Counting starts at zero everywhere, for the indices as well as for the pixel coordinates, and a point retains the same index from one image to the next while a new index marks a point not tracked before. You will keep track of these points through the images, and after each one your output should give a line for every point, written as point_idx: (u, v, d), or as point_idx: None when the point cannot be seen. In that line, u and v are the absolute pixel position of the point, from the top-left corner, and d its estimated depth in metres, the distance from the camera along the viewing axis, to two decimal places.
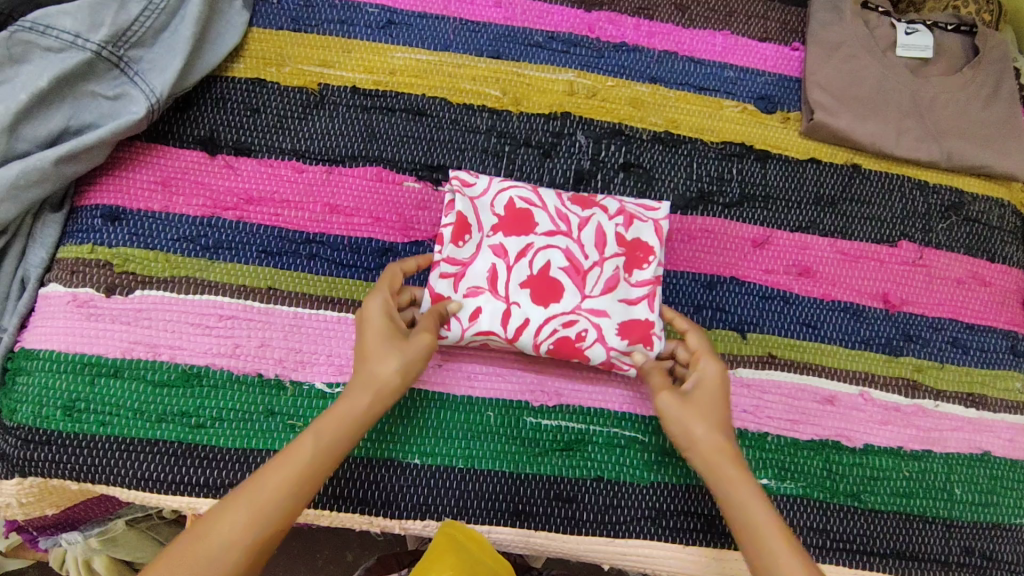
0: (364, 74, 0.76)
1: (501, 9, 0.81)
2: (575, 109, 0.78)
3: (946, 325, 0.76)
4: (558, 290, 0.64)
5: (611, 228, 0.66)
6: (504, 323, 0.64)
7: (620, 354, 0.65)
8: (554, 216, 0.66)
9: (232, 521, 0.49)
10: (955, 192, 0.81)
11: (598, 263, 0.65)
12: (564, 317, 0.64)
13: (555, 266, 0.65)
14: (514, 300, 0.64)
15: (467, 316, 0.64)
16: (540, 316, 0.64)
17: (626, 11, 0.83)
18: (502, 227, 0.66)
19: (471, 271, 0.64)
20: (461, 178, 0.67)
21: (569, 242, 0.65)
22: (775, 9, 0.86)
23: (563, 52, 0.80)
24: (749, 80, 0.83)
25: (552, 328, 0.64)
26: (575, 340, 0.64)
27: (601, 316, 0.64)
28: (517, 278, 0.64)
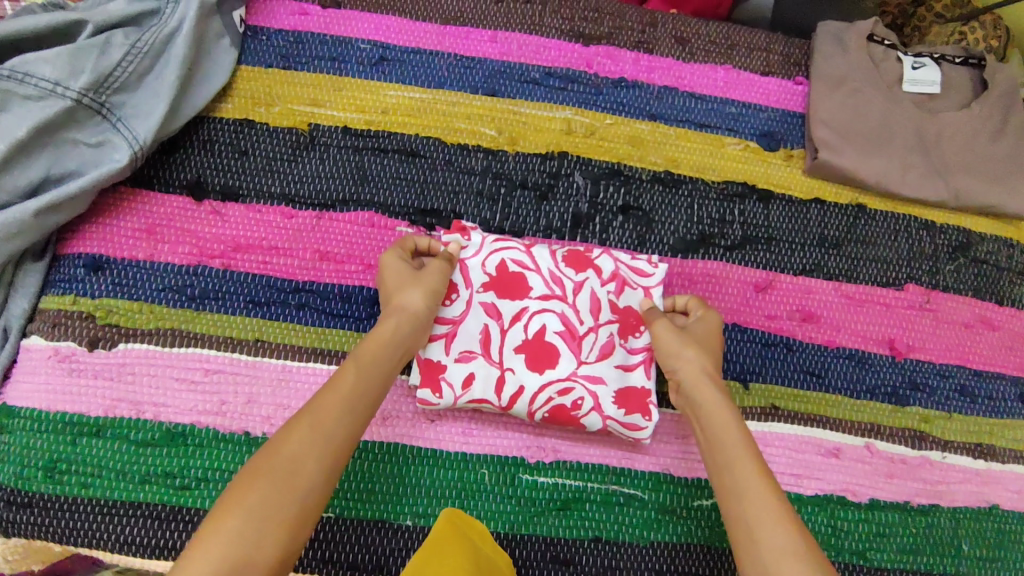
0: (355, 114, 0.74)
1: (496, 45, 0.79)
2: (573, 148, 0.76)
3: (954, 372, 0.74)
4: (553, 356, 0.64)
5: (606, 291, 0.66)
6: (498, 390, 0.63)
7: (616, 422, 0.63)
8: (550, 278, 0.65)
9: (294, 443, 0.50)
10: (963, 232, 0.79)
11: (592, 328, 0.65)
12: (558, 385, 0.63)
13: (549, 330, 0.64)
14: (508, 366, 0.63)
15: (458, 382, 0.63)
16: (534, 383, 0.63)
17: (625, 46, 0.81)
18: (497, 289, 0.65)
19: (464, 332, 0.64)
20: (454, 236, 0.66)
21: (565, 305, 0.65)
22: (778, 42, 0.84)
23: (561, 89, 0.78)
24: (751, 116, 0.81)
25: (548, 395, 0.63)
26: (570, 408, 0.63)
27: (596, 384, 0.63)
28: (512, 343, 0.64)
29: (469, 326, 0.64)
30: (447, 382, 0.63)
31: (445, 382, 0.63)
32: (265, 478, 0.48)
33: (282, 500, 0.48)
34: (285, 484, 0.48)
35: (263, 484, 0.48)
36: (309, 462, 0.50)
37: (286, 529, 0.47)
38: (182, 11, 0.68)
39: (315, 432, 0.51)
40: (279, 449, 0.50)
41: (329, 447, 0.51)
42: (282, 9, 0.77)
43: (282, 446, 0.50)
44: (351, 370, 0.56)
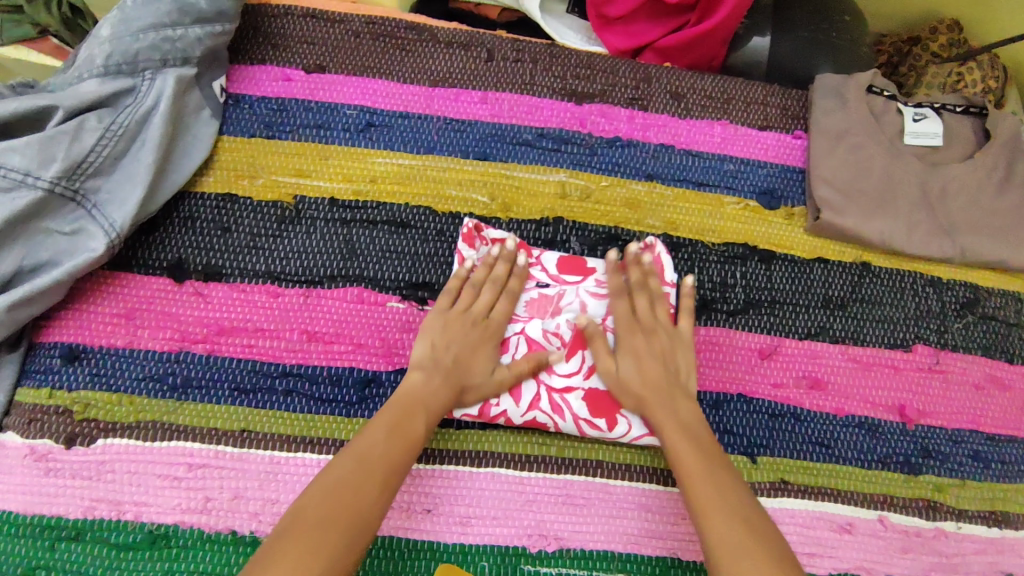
0: (342, 184, 0.72)
1: (487, 105, 0.77)
2: (568, 213, 0.74)
3: (967, 437, 0.72)
4: (578, 345, 0.68)
5: (596, 284, 0.71)
6: (533, 392, 0.65)
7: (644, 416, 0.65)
8: (533, 270, 0.71)
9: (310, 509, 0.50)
10: (969, 288, 0.77)
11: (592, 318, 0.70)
12: (584, 369, 0.67)
13: (545, 329, 0.68)
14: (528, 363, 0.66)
15: (509, 396, 0.65)
16: (561, 369, 0.67)
17: (619, 103, 0.79)
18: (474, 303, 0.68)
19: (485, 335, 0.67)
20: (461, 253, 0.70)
21: (547, 289, 0.70)
22: (775, 95, 0.82)
23: (554, 150, 0.76)
24: (749, 173, 0.79)
25: (577, 382, 0.66)
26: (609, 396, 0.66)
27: None
28: (530, 341, 0.68)
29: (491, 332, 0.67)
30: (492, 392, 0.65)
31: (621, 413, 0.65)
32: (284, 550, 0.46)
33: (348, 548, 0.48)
34: (338, 526, 0.49)
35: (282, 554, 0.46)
36: (374, 507, 0.52)
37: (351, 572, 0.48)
38: (157, 90, 0.66)
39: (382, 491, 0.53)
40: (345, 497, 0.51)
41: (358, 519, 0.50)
42: (265, 76, 0.75)
43: (345, 497, 0.51)
44: (417, 424, 0.58)
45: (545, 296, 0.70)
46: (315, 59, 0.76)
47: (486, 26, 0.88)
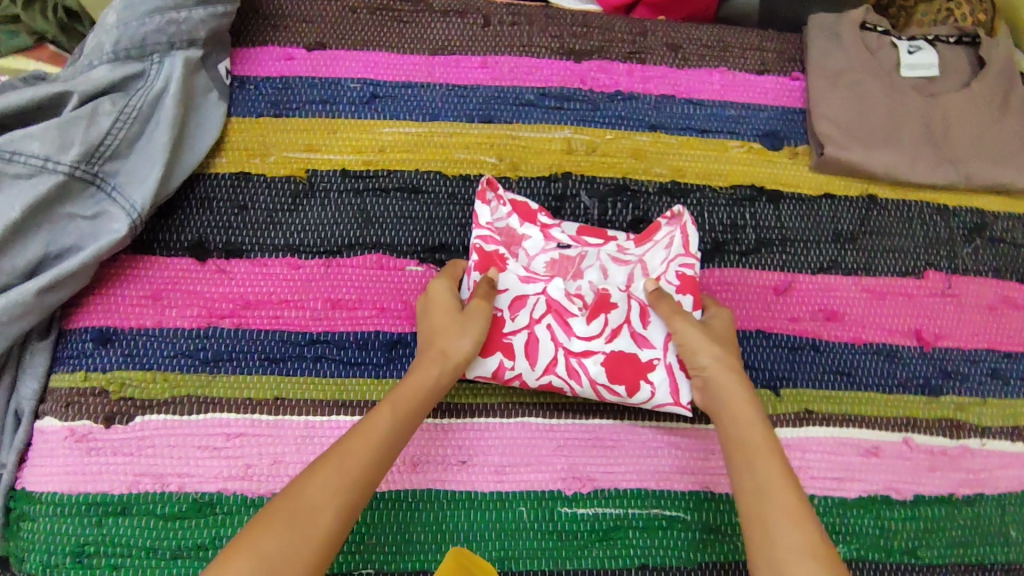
0: (352, 155, 0.73)
1: (488, 69, 0.78)
2: (576, 168, 0.75)
3: (985, 356, 0.72)
4: (600, 308, 0.65)
5: (618, 249, 0.69)
6: (550, 355, 0.63)
7: (668, 381, 0.63)
8: (553, 232, 0.69)
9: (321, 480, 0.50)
10: (976, 213, 0.78)
11: (615, 284, 0.68)
12: (605, 332, 0.64)
13: (565, 291, 0.66)
14: (546, 324, 0.64)
15: (524, 358, 0.63)
16: (580, 332, 0.64)
17: (617, 58, 0.80)
18: (488, 262, 0.67)
19: (502, 293, 0.66)
20: (478, 212, 0.69)
21: (567, 250, 0.69)
22: (770, 39, 0.83)
23: (557, 109, 0.77)
24: (751, 117, 0.80)
25: (597, 346, 0.63)
26: (631, 359, 0.63)
27: (642, 326, 0.65)
28: (550, 301, 0.65)
29: (506, 292, 0.66)
30: (508, 354, 0.64)
31: (644, 378, 0.63)
32: (276, 522, 0.47)
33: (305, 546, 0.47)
34: (299, 527, 0.47)
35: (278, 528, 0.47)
36: (328, 505, 0.49)
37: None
38: (166, 73, 0.68)
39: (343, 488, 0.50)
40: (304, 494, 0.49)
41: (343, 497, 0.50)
42: (268, 57, 0.76)
43: (300, 491, 0.49)
44: (382, 412, 0.55)
45: (565, 258, 0.69)
46: (316, 36, 0.77)
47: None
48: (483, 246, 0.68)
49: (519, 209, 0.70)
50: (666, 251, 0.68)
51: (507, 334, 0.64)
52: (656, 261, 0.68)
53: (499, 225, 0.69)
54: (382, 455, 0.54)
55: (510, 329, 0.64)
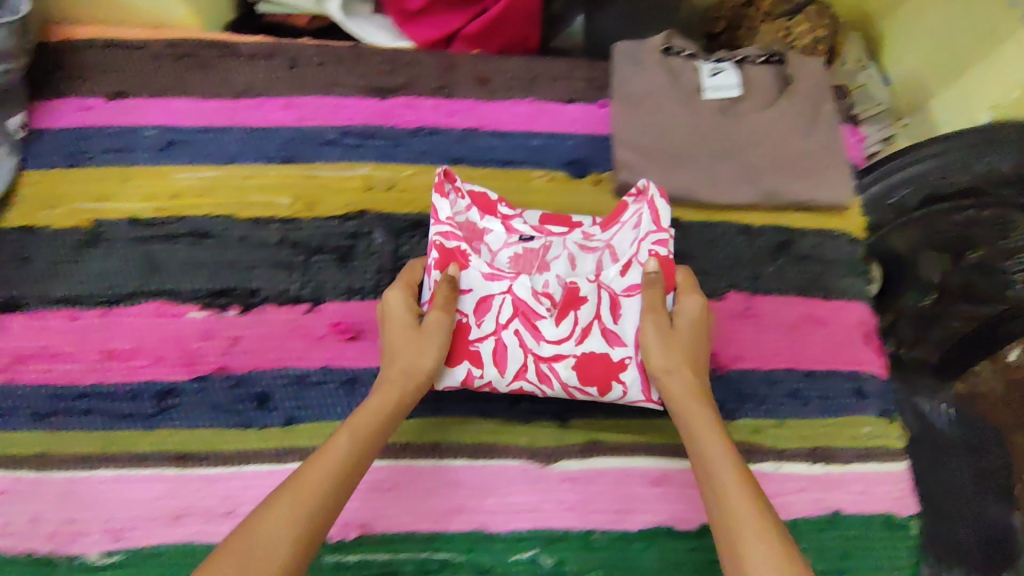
0: (142, 203, 0.73)
1: (290, 110, 0.78)
2: (372, 204, 0.74)
3: (783, 376, 0.72)
4: (569, 306, 0.60)
5: (584, 237, 0.67)
6: (520, 362, 0.61)
7: (640, 378, 0.62)
8: (514, 222, 0.66)
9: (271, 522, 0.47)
10: (783, 231, 0.77)
11: (584, 272, 0.65)
12: (575, 334, 0.61)
13: (533, 290, 0.61)
14: (513, 329, 0.61)
15: (494, 367, 0.62)
16: (549, 335, 0.61)
17: (424, 93, 0.80)
18: (450, 260, 0.63)
19: (466, 296, 0.63)
20: (437, 207, 0.64)
21: (531, 241, 0.66)
22: (580, 68, 0.84)
23: (357, 146, 0.77)
24: (556, 146, 0.80)
25: (567, 350, 0.61)
26: (620, 361, 0.61)
27: (615, 320, 0.62)
28: (516, 303, 0.61)
29: (471, 292, 0.62)
30: (475, 362, 0.62)
31: (615, 379, 0.62)
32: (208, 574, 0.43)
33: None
34: None
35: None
36: (283, 538, 0.46)
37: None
38: None
39: (303, 518, 0.48)
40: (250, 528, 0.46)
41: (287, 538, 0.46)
42: (67, 108, 0.77)
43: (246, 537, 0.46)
44: (341, 441, 0.54)
45: (531, 250, 0.66)
46: (117, 86, 0.78)
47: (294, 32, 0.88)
48: (443, 242, 0.63)
49: (477, 202, 0.67)
50: (635, 231, 0.65)
51: (472, 341, 0.61)
52: (626, 243, 0.66)
53: (458, 220, 0.66)
54: (342, 487, 0.51)
55: (475, 336, 0.62)
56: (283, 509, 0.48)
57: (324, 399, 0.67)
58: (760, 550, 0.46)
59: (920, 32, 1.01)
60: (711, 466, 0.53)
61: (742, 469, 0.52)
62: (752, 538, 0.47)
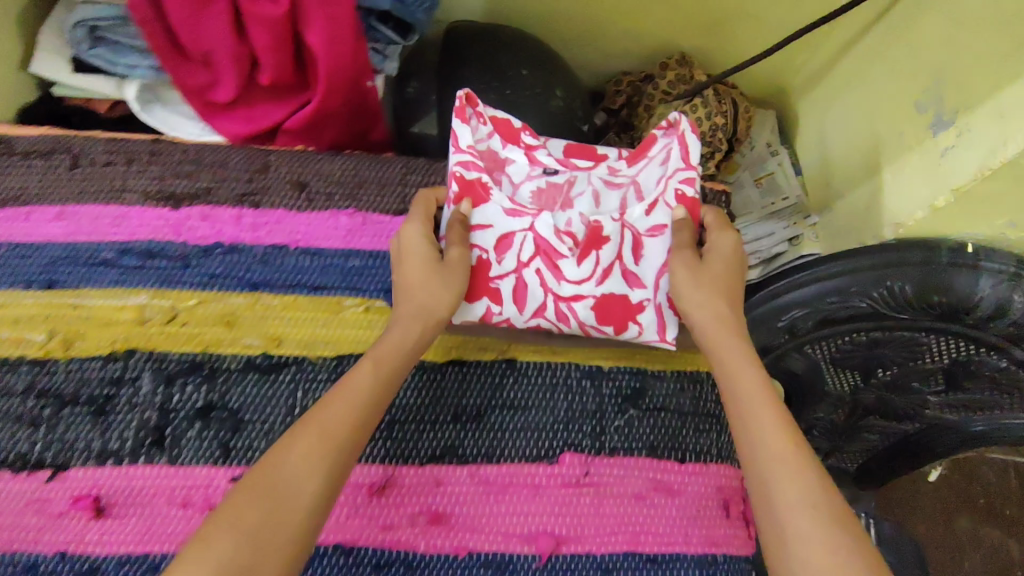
0: None
1: (63, 222, 0.67)
2: (145, 342, 0.63)
3: (621, 563, 0.60)
4: (591, 246, 0.62)
5: (608, 172, 0.66)
6: (538, 301, 0.63)
7: (657, 320, 0.64)
8: (538, 154, 0.65)
9: (251, 501, 0.43)
10: (634, 375, 0.68)
11: (607, 209, 0.65)
12: (598, 274, 0.62)
13: (555, 228, 0.61)
14: (535, 268, 0.62)
15: (513, 304, 0.63)
16: (571, 275, 0.62)
17: (225, 201, 0.69)
18: (472, 191, 0.62)
19: (486, 230, 0.62)
20: (456, 132, 0.63)
21: (556, 176, 0.65)
22: (415, 171, 0.73)
23: (137, 268, 0.65)
24: (378, 268, 0.68)
25: (587, 290, 0.62)
26: (612, 302, 0.63)
27: (635, 261, 0.63)
28: (537, 241, 0.62)
29: (492, 228, 0.62)
30: (495, 299, 0.63)
31: (633, 321, 0.64)
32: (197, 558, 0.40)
33: (271, 527, 0.43)
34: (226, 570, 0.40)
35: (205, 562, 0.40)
36: (307, 483, 0.45)
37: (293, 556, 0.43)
38: None
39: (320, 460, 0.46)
40: (277, 463, 0.45)
41: (277, 517, 0.43)
42: None
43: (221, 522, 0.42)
44: (361, 373, 0.52)
45: (553, 185, 0.65)
46: None
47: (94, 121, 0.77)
48: (464, 173, 0.62)
49: (499, 130, 0.65)
50: (662, 168, 0.65)
51: (494, 279, 0.62)
52: (652, 180, 0.66)
53: (480, 147, 0.65)
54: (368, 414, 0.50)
55: (496, 273, 0.62)
56: (309, 444, 0.46)
57: None
58: (793, 504, 0.46)
59: (829, 120, 0.91)
60: (746, 400, 0.52)
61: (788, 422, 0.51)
62: (790, 496, 0.46)
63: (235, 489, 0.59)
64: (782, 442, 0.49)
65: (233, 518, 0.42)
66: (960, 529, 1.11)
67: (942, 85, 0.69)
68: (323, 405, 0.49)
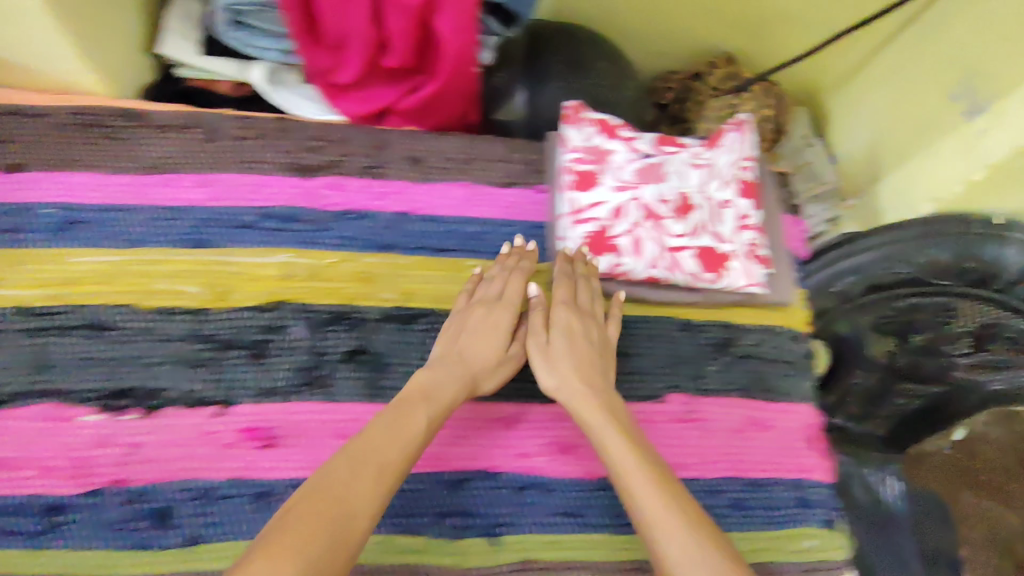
0: (34, 290, 0.66)
1: (205, 188, 0.73)
2: (292, 295, 0.70)
3: (726, 486, 0.68)
4: (685, 210, 0.72)
5: (692, 155, 0.76)
6: (652, 252, 0.70)
7: (744, 267, 0.72)
8: (636, 143, 0.75)
9: (311, 485, 0.48)
10: (726, 328, 0.75)
11: (693, 185, 0.75)
12: (692, 231, 0.72)
13: (656, 197, 0.72)
14: (645, 227, 0.71)
15: (629, 254, 0.70)
16: (673, 231, 0.72)
17: (352, 173, 0.76)
18: (584, 181, 0.74)
19: (600, 206, 0.72)
20: (567, 136, 0.75)
21: (651, 159, 0.75)
22: (519, 150, 0.81)
23: (278, 231, 0.72)
24: (492, 234, 0.76)
25: (688, 243, 0.72)
26: (712, 252, 0.72)
27: (717, 224, 0.74)
28: (643, 207, 0.72)
29: (604, 204, 0.73)
30: (615, 254, 0.71)
31: (726, 267, 0.72)
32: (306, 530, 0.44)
33: (332, 551, 0.44)
34: (304, 543, 0.43)
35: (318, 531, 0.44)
36: (380, 485, 0.50)
37: (363, 524, 0.47)
38: None
39: (376, 486, 0.50)
40: (341, 491, 0.48)
41: (362, 503, 0.48)
42: None
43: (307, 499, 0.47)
44: (418, 418, 0.56)
45: (650, 165, 0.74)
46: (16, 158, 0.72)
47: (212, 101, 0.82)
48: (576, 167, 0.74)
49: (601, 128, 0.76)
50: (733, 153, 0.77)
51: (612, 239, 0.71)
52: (725, 163, 0.77)
53: (588, 143, 0.75)
54: (414, 453, 0.54)
55: (613, 235, 0.71)
56: (387, 438, 0.53)
57: (234, 516, 0.61)
58: (676, 540, 0.50)
59: (861, 117, 1.03)
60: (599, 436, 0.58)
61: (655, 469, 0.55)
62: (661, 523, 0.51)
63: None
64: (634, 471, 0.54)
65: (302, 501, 0.47)
66: (976, 509, 1.14)
67: (973, 81, 0.81)
68: (390, 412, 0.56)
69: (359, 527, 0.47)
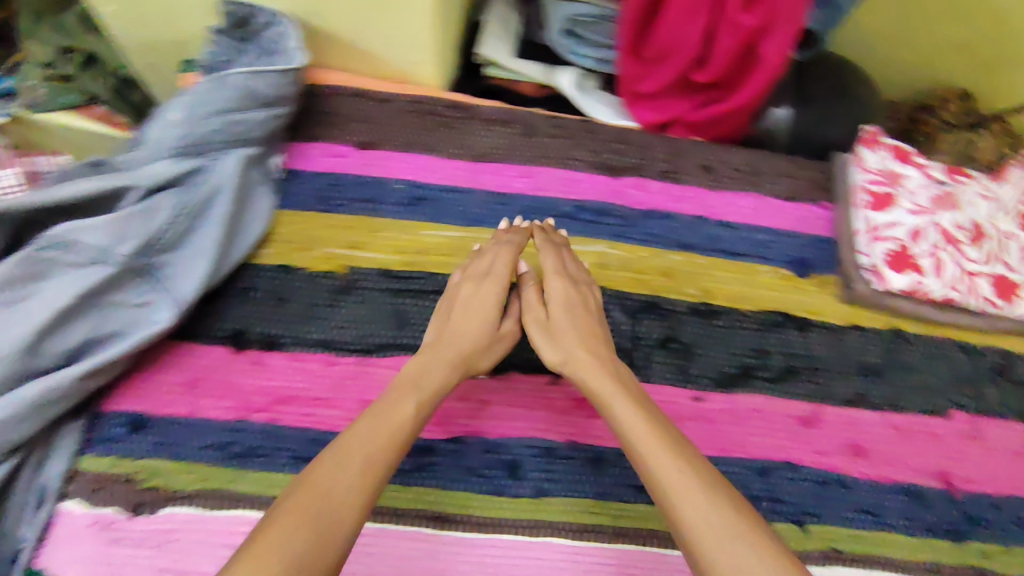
0: (393, 256, 0.75)
1: (528, 179, 0.81)
2: (609, 282, 0.76)
3: (1015, 505, 0.71)
4: (979, 238, 0.79)
5: (981, 189, 0.83)
6: (953, 272, 0.76)
7: None
8: (930, 172, 0.82)
9: (298, 483, 0.50)
10: (1002, 355, 0.79)
11: (983, 216, 0.81)
12: (986, 258, 0.78)
13: (953, 222, 0.79)
14: (946, 249, 0.77)
15: (933, 272, 0.76)
16: (969, 255, 0.78)
17: (653, 176, 0.83)
18: (883, 202, 0.80)
19: (900, 225, 0.78)
20: (866, 158, 0.83)
21: (945, 188, 0.81)
22: (800, 168, 0.86)
23: (594, 223, 0.80)
24: (780, 244, 0.81)
25: (982, 269, 0.78)
26: (1003, 280, 0.78)
27: (1005, 255, 0.80)
28: (942, 230, 0.78)
29: (903, 224, 0.78)
30: (920, 270, 0.76)
31: (1015, 295, 0.78)
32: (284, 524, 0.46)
33: (329, 537, 0.47)
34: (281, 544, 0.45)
35: (300, 528, 0.46)
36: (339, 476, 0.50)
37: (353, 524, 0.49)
38: (224, 168, 0.69)
39: (361, 473, 0.51)
40: (317, 481, 0.49)
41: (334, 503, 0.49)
42: (317, 151, 0.79)
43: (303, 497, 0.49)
44: (407, 405, 0.57)
45: (944, 194, 0.81)
46: (366, 136, 0.81)
47: (520, 101, 0.90)
48: (876, 187, 0.81)
49: (896, 155, 0.83)
50: (1015, 192, 0.84)
51: (916, 256, 0.77)
52: (1009, 200, 0.83)
53: (885, 167, 0.82)
54: (406, 435, 0.56)
55: (915, 253, 0.77)
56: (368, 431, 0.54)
57: (574, 475, 0.64)
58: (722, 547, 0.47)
59: None
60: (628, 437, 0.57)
61: (702, 475, 0.52)
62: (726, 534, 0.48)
63: (698, 407, 0.72)
64: (679, 472, 0.52)
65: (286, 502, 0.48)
66: None
67: None
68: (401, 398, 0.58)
69: (351, 517, 0.49)
